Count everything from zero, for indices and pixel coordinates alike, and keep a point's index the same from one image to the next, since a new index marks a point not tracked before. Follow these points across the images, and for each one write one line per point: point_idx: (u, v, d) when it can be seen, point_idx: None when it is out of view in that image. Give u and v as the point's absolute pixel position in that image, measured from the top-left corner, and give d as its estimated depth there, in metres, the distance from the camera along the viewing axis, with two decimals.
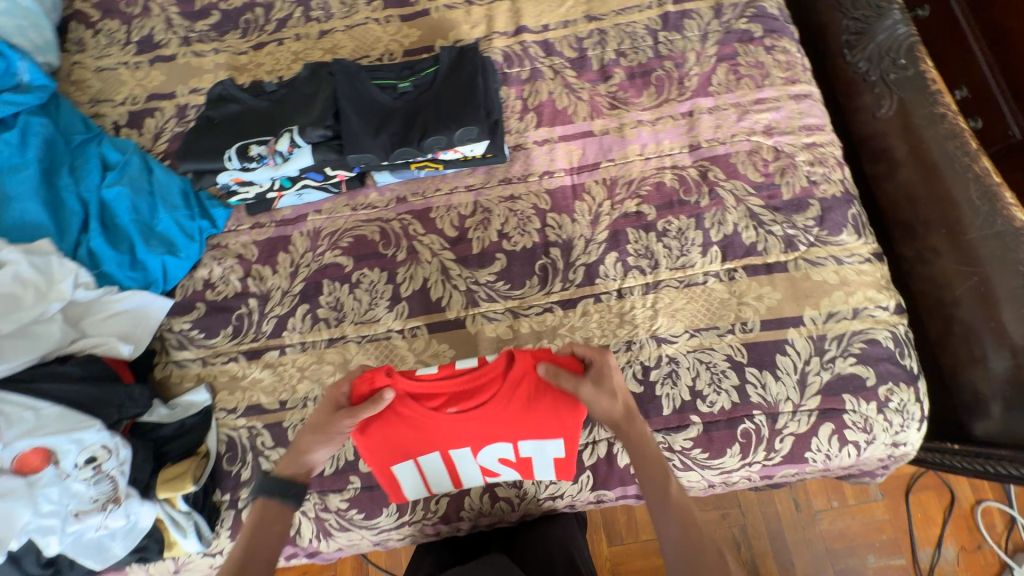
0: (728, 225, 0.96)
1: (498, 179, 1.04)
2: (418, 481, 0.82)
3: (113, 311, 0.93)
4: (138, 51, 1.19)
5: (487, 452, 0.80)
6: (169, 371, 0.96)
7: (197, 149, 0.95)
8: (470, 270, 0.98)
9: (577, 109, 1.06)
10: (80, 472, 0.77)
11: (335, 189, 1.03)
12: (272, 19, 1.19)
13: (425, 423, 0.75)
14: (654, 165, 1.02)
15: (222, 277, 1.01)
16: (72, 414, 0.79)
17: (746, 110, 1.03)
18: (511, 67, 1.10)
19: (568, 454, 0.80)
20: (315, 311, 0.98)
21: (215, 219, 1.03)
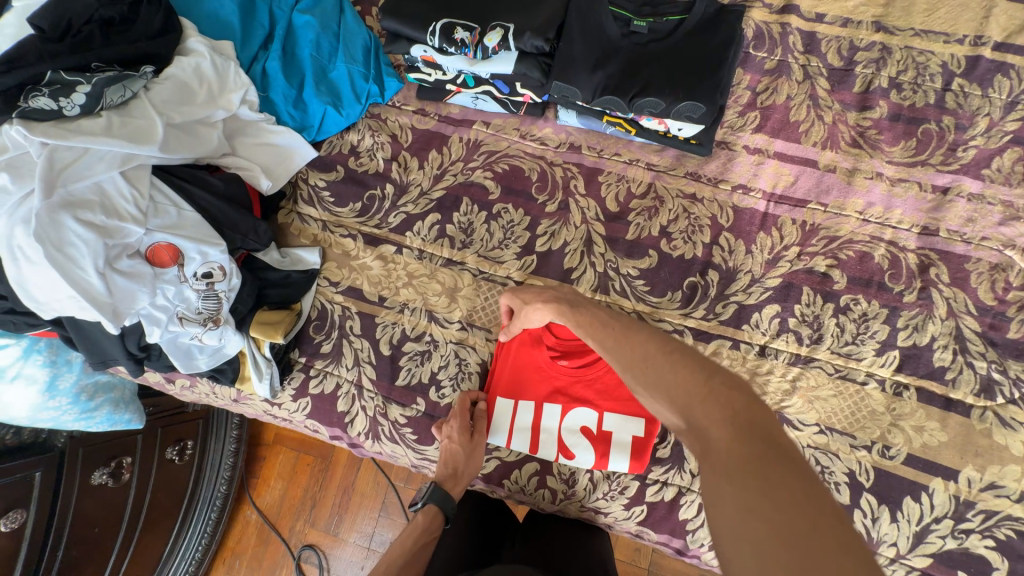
0: (924, 336, 0.81)
1: (685, 170, 0.90)
2: (504, 429, 0.83)
3: (265, 141, 0.91)
4: None
5: (575, 416, 0.83)
6: (291, 220, 0.95)
7: (402, 8, 0.86)
8: (615, 255, 0.88)
9: (811, 129, 0.89)
10: (195, 282, 0.78)
11: (513, 109, 0.94)
12: None
13: (539, 369, 0.85)
14: (870, 232, 0.85)
15: (369, 150, 0.97)
16: (206, 225, 0.79)
17: (1016, 215, 0.83)
18: (757, 49, 0.92)
19: (650, 437, 0.80)
20: (444, 225, 0.93)
21: (385, 88, 0.96)
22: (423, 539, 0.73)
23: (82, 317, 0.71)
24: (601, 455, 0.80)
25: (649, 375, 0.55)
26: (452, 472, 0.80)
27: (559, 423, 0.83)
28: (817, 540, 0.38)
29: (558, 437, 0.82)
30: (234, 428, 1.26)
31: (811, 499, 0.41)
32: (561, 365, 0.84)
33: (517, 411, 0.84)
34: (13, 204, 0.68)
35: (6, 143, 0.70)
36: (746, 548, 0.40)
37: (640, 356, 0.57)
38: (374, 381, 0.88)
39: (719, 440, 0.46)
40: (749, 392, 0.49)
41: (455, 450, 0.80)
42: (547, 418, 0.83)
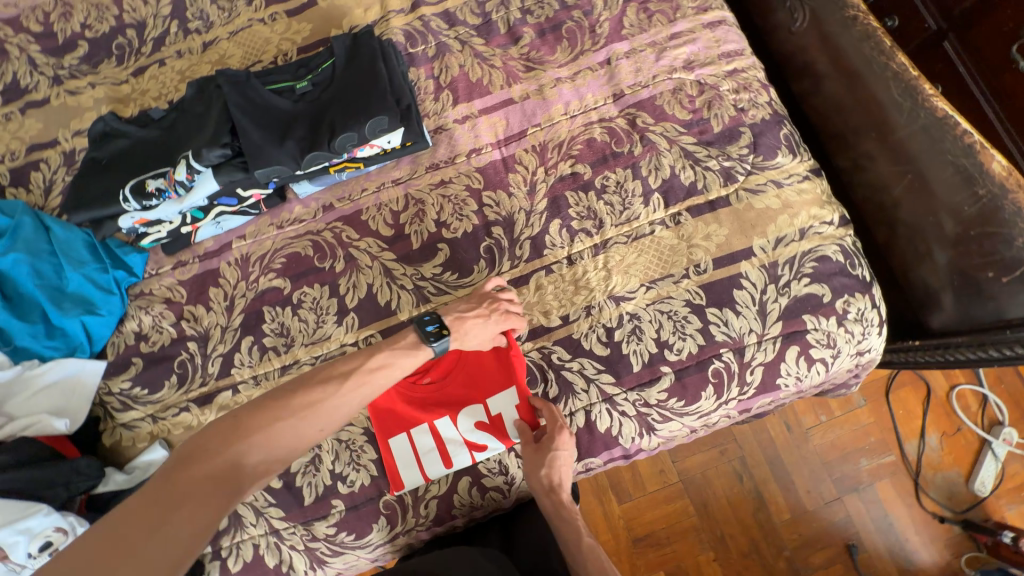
0: (666, 170, 0.94)
1: (424, 167, 0.99)
2: (417, 467, 0.84)
3: (39, 387, 0.85)
4: (5, 101, 1.08)
5: (466, 414, 0.86)
6: (119, 435, 0.90)
7: (88, 195, 0.87)
8: (414, 267, 0.94)
9: (492, 77, 1.01)
10: (37, 560, 0.73)
11: (255, 210, 0.97)
12: (147, 40, 1.09)
13: (414, 400, 0.88)
14: (582, 122, 0.98)
15: (154, 326, 0.94)
16: (12, 504, 0.73)
17: (663, 48, 0.99)
18: (415, 46, 1.03)
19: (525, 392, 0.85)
20: (261, 341, 0.92)
21: (131, 265, 0.95)
22: (406, 360, 0.73)
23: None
24: (504, 430, 0.84)
25: (572, 537, 0.75)
26: (461, 323, 0.80)
27: (458, 429, 0.85)
28: None
29: (463, 440, 0.85)
30: None
31: None
32: (428, 382, 0.88)
33: (418, 446, 0.85)
34: None
35: None
36: None
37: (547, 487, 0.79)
38: (285, 517, 0.85)
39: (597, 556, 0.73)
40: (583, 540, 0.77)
41: (478, 315, 0.82)
42: (446, 432, 0.86)
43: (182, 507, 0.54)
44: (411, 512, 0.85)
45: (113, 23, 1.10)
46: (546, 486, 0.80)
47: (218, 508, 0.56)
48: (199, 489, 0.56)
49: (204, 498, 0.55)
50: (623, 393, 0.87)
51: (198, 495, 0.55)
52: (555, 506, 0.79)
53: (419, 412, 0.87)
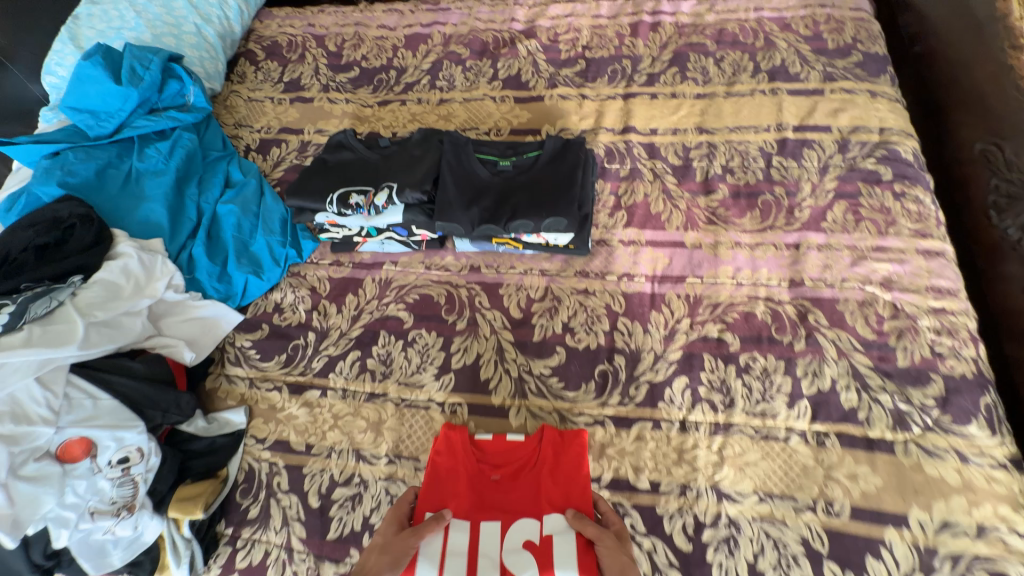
0: (825, 380, 0.84)
1: (574, 270, 1.01)
2: (436, 561, 0.68)
3: (189, 316, 0.98)
4: (285, 90, 1.36)
5: (515, 531, 0.72)
6: (218, 384, 0.98)
7: (305, 188, 1.01)
8: (526, 358, 0.93)
9: (672, 216, 1.03)
10: (110, 470, 0.77)
11: (415, 246, 1.05)
12: (401, 82, 1.32)
13: (470, 482, 0.78)
14: (747, 293, 0.94)
15: (292, 305, 1.05)
16: (124, 410, 0.81)
17: (863, 255, 0.93)
18: (611, 163, 1.10)
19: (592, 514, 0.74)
20: (364, 360, 0.97)
21: (302, 249, 1.08)
22: None
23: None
24: (546, 570, 0.67)
25: None
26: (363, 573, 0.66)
27: (499, 547, 0.71)
28: None
29: (498, 561, 0.69)
30: None
31: None
32: (493, 480, 0.79)
33: (449, 539, 0.70)
34: None
35: None
36: None
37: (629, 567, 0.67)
38: (303, 539, 0.83)
39: None
40: None
41: (382, 540, 0.69)
42: (485, 541, 0.71)
43: None
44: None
45: (384, 62, 1.36)
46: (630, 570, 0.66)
47: None
48: None
49: None
50: None
51: None
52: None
53: (469, 503, 0.76)
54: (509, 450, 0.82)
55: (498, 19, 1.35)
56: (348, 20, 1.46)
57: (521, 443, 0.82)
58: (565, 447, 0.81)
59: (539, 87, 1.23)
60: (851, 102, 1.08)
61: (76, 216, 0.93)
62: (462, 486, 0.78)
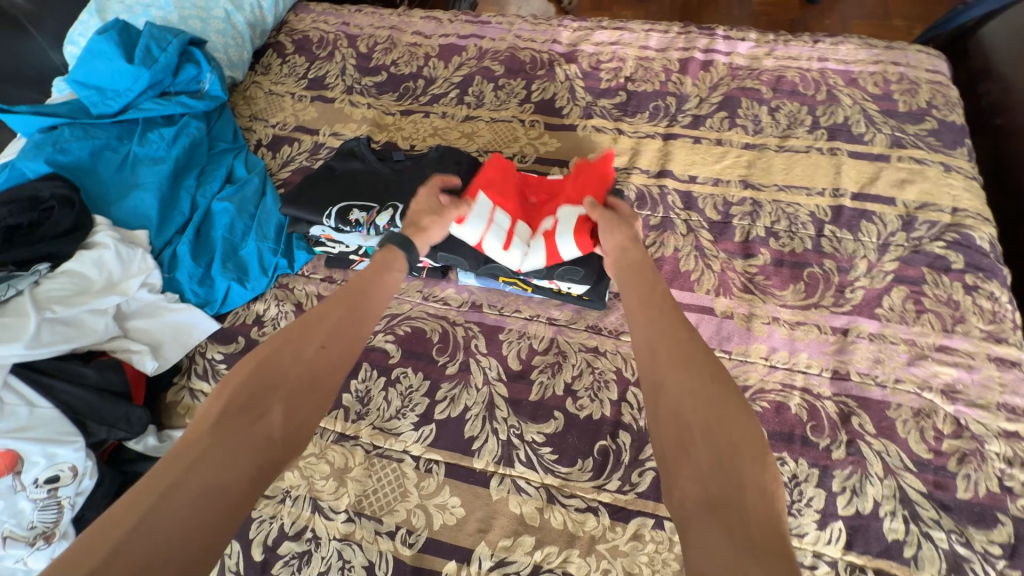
0: (866, 500, 0.71)
1: (586, 324, 0.90)
2: (483, 224, 0.82)
3: (161, 320, 0.89)
4: (307, 87, 1.30)
5: (550, 221, 0.85)
6: (180, 397, 0.89)
7: (304, 197, 0.93)
8: (519, 419, 0.82)
9: (703, 277, 0.91)
10: (34, 491, 0.68)
11: (415, 273, 0.95)
12: (428, 92, 1.24)
13: (513, 194, 0.90)
14: (781, 378, 0.81)
15: (274, 319, 0.95)
16: (63, 422, 0.73)
17: (922, 354, 0.80)
18: (642, 208, 0.99)
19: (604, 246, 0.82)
20: (340, 394, 0.87)
21: (294, 260, 0.99)
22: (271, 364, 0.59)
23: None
24: (574, 242, 0.82)
25: (676, 350, 0.56)
26: (415, 223, 0.82)
27: (535, 234, 0.86)
28: (741, 427, 0.48)
29: (534, 238, 0.85)
30: None
31: (737, 410, 0.49)
32: (534, 201, 0.92)
33: (494, 216, 0.84)
34: None
35: None
36: (710, 404, 0.50)
37: (658, 314, 0.62)
38: None
39: (697, 364, 0.54)
40: (696, 349, 0.56)
41: (431, 218, 0.82)
42: (524, 231, 0.86)
43: (209, 442, 0.50)
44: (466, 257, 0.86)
45: (414, 70, 1.29)
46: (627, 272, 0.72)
47: (224, 452, 0.50)
48: (220, 430, 0.52)
49: (223, 435, 0.51)
50: None
51: (216, 437, 0.51)
52: (689, 356, 0.55)
53: (514, 205, 0.88)
54: (548, 185, 0.95)
55: (539, 39, 1.28)
56: (384, 23, 1.40)
57: (559, 180, 0.96)
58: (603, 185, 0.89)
59: (573, 115, 1.13)
60: (921, 174, 0.96)
61: (55, 199, 0.86)
62: (506, 180, 0.91)
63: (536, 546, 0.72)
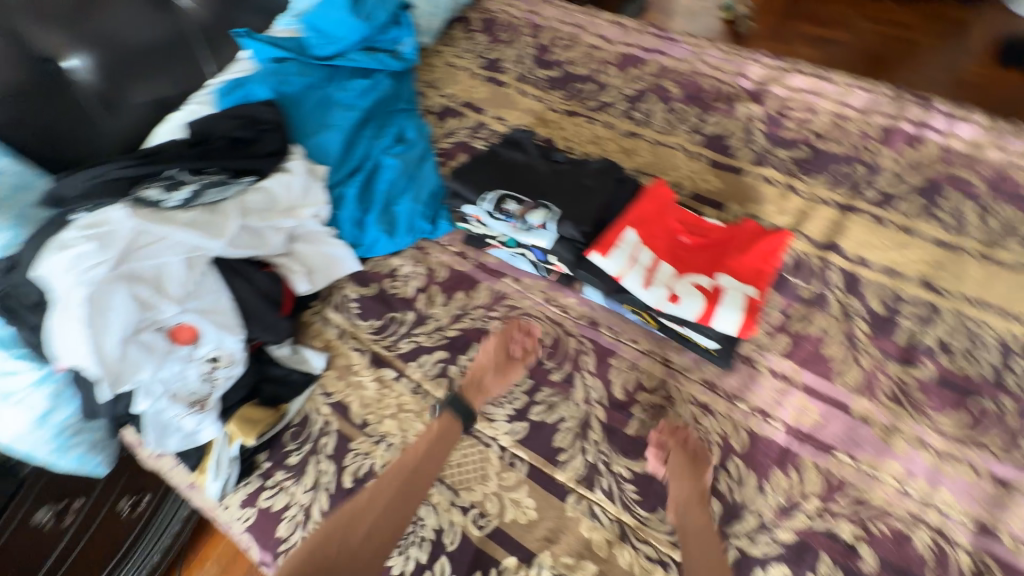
0: None
1: (702, 376, 0.86)
2: (623, 261, 0.83)
3: (318, 249, 1.00)
4: (483, 67, 1.36)
5: (692, 277, 0.82)
6: (314, 319, 1.00)
7: (468, 175, 0.99)
8: (610, 447, 0.82)
9: (846, 370, 0.84)
10: (202, 364, 0.81)
11: (543, 273, 0.98)
12: (597, 99, 1.24)
13: (663, 234, 0.88)
14: (911, 508, 0.73)
15: (406, 277, 1.03)
16: (232, 314, 0.84)
17: None
18: (795, 276, 0.93)
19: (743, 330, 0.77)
20: (448, 365, 0.92)
21: (437, 228, 1.06)
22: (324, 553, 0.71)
23: (83, 371, 0.73)
24: (708, 308, 0.78)
25: None
26: (478, 383, 0.88)
27: (674, 280, 0.82)
28: None
29: (672, 284, 0.81)
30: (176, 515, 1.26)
31: None
32: (685, 239, 0.88)
33: (636, 254, 0.84)
34: (84, 266, 0.73)
35: (104, 219, 0.77)
36: None
37: (702, 552, 0.71)
38: (324, 512, 0.82)
39: None
40: None
41: (486, 362, 0.89)
42: (664, 274, 0.83)
43: None
44: (603, 283, 0.85)
45: (588, 74, 1.30)
46: (693, 497, 0.75)
47: None
48: None
49: None
50: None
51: None
52: None
53: (660, 245, 0.86)
54: (708, 228, 0.89)
55: (725, 71, 1.23)
56: (570, 21, 1.42)
57: (722, 226, 0.89)
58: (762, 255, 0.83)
59: (743, 158, 1.08)
60: None
61: (269, 123, 1.00)
62: (660, 219, 0.90)
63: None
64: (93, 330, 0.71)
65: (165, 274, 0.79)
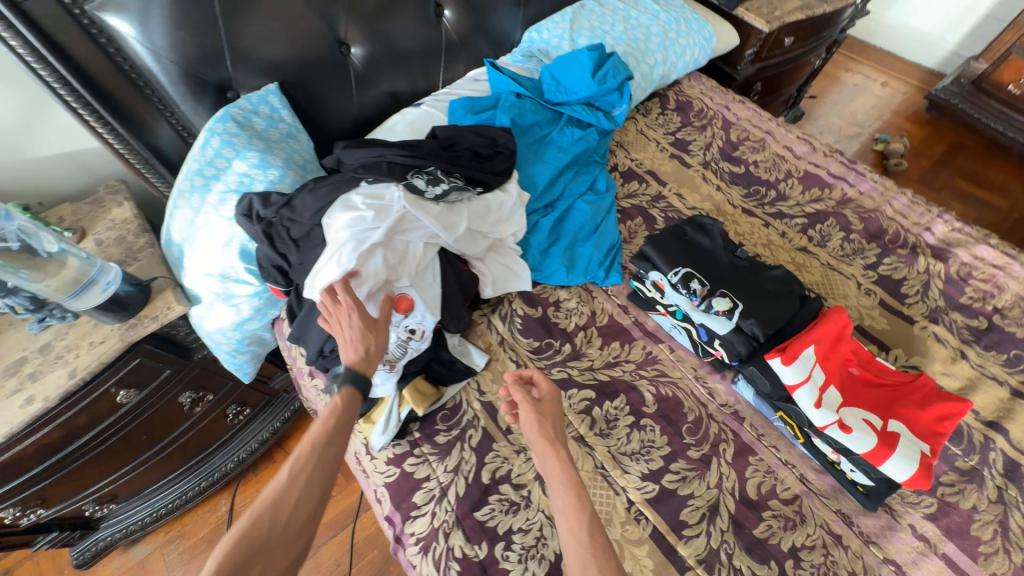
0: None
1: (839, 508, 0.88)
2: (800, 375, 0.88)
3: (506, 262, 1.12)
4: (671, 143, 1.47)
5: (865, 413, 0.85)
6: (481, 321, 1.11)
7: (660, 245, 1.08)
8: (734, 541, 0.85)
9: (994, 558, 0.82)
10: (400, 331, 0.94)
11: (699, 353, 1.04)
12: (775, 206, 1.31)
13: (839, 361, 0.92)
14: None
15: (568, 311, 1.13)
16: (438, 301, 0.97)
17: None
18: (954, 444, 0.93)
19: (914, 482, 0.80)
20: (593, 406, 0.99)
21: (609, 277, 1.15)
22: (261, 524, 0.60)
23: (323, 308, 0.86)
24: (881, 450, 0.81)
25: None
26: (369, 356, 0.80)
27: (846, 410, 0.86)
28: None
29: (844, 414, 0.85)
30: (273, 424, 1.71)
31: None
32: (859, 373, 0.92)
33: (812, 373, 0.89)
34: (362, 228, 0.89)
35: (382, 194, 0.94)
36: None
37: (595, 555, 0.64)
38: (458, 497, 0.90)
39: None
40: None
41: (356, 322, 0.81)
42: (836, 400, 0.87)
43: None
44: (772, 386, 0.91)
45: (771, 180, 1.37)
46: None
47: None
48: None
49: None
50: None
51: None
52: None
53: (836, 370, 0.90)
54: (882, 370, 0.93)
55: (910, 219, 1.26)
56: (761, 125, 1.51)
57: (897, 373, 0.93)
58: (942, 416, 0.86)
59: (916, 309, 1.10)
60: None
61: (505, 148, 1.14)
62: (840, 346, 0.93)
63: None
64: (344, 275, 0.86)
65: (404, 249, 0.94)
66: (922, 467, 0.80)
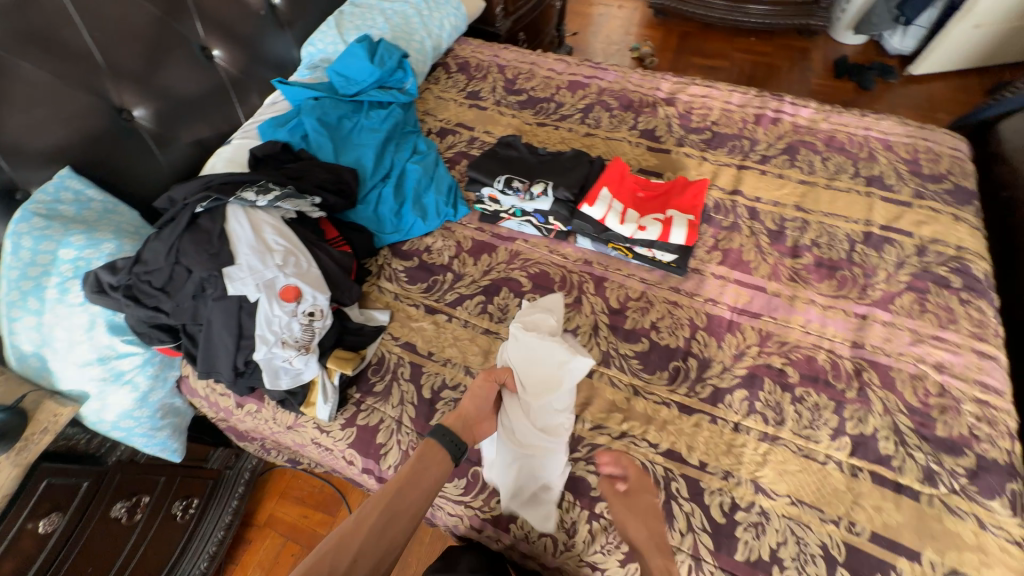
0: (868, 426, 0.98)
1: (669, 284, 1.22)
2: (603, 209, 1.22)
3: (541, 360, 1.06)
4: (466, 97, 1.74)
5: (650, 214, 1.22)
6: (372, 290, 1.27)
7: (480, 168, 1.33)
8: (615, 339, 1.14)
9: (759, 266, 1.23)
10: (300, 317, 1.04)
11: (545, 233, 1.32)
12: (558, 112, 1.64)
13: (626, 191, 1.27)
14: (812, 340, 1.11)
15: (439, 250, 1.33)
16: (323, 281, 1.09)
17: (921, 339, 1.09)
18: (717, 213, 1.33)
19: (689, 240, 1.18)
20: (486, 304, 1.21)
21: (458, 211, 1.38)
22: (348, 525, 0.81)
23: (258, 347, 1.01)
24: (664, 231, 1.19)
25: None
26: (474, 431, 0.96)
27: (640, 217, 1.22)
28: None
29: (638, 220, 1.21)
30: (234, 499, 1.65)
31: None
32: (642, 194, 1.28)
33: (611, 204, 1.23)
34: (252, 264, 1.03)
35: (242, 225, 1.07)
36: None
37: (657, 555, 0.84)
38: (412, 419, 1.05)
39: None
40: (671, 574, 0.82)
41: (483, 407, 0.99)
42: (632, 214, 1.23)
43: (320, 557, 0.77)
44: (593, 226, 1.22)
45: (548, 95, 1.70)
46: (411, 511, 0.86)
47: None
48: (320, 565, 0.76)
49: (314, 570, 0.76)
50: (713, 566, 0.86)
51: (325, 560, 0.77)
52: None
53: (626, 197, 1.25)
54: (655, 186, 1.30)
55: (646, 86, 1.68)
56: (526, 59, 1.85)
57: (665, 184, 1.30)
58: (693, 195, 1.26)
59: (669, 143, 1.50)
60: (935, 218, 1.27)
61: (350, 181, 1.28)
62: (623, 180, 1.28)
63: (623, 420, 1.03)
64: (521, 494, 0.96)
65: (304, 277, 1.06)
66: (690, 229, 1.20)
